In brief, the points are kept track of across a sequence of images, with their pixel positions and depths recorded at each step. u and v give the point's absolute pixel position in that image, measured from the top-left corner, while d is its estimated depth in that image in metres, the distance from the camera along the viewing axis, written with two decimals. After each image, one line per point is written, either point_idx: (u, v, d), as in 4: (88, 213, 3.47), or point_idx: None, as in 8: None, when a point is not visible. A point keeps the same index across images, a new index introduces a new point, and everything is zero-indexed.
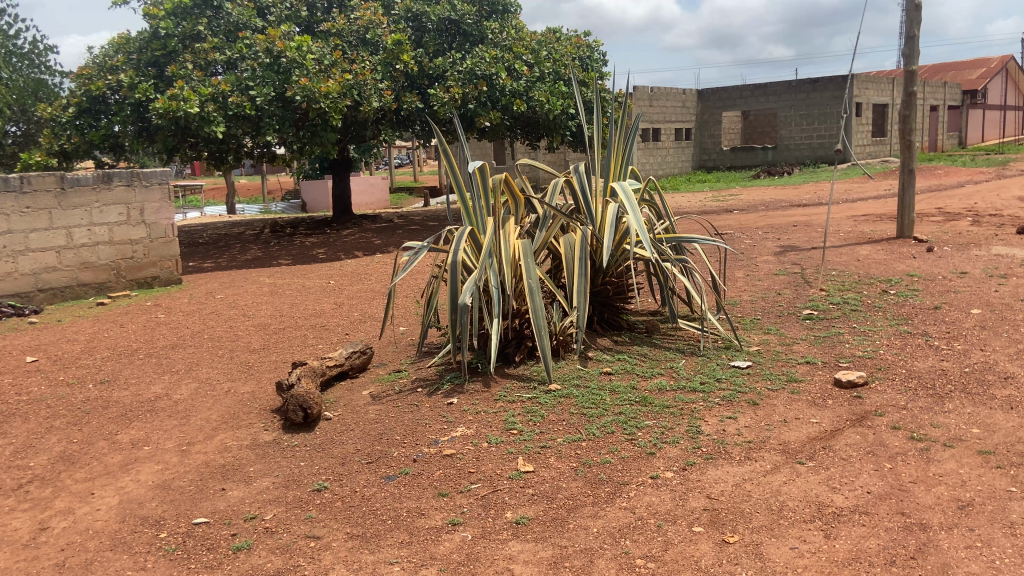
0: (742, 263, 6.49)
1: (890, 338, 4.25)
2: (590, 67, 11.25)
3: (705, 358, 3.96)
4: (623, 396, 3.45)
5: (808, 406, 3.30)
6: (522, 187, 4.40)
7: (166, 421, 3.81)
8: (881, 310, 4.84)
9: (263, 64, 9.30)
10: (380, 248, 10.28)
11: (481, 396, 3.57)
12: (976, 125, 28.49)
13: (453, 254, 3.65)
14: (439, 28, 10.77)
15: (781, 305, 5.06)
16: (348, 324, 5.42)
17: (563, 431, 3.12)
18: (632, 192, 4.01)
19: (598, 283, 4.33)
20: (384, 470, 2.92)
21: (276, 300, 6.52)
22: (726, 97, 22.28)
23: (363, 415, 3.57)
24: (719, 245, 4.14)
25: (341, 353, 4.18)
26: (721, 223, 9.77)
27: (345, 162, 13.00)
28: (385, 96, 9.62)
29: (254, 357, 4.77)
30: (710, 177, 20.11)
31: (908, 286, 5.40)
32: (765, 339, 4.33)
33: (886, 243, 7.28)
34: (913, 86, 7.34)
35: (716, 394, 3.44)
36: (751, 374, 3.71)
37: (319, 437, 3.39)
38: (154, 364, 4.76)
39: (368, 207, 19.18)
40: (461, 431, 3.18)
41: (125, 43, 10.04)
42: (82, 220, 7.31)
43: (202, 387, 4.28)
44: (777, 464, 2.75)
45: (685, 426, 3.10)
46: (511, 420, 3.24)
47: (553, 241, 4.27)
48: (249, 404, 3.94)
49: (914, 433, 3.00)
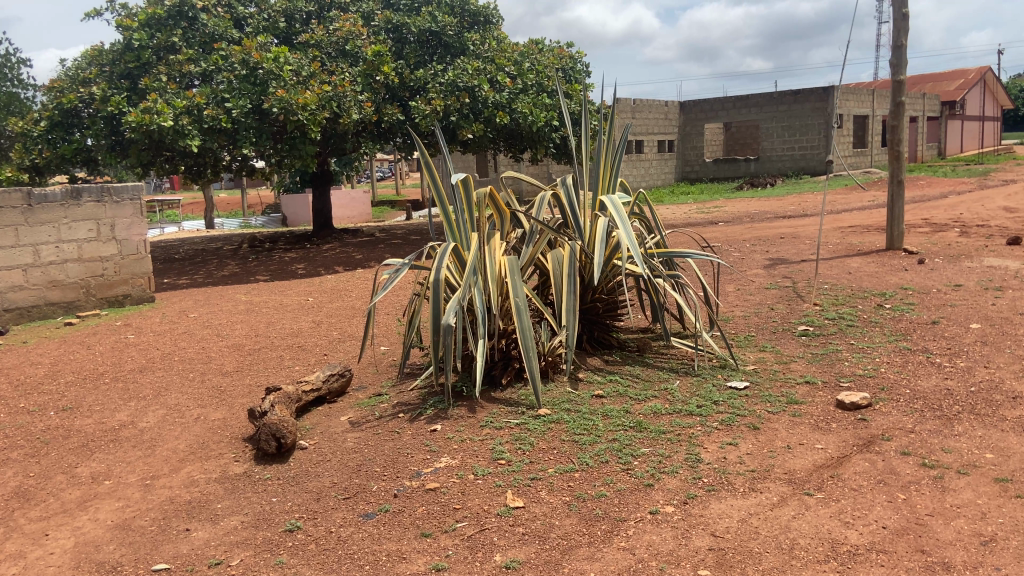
0: (733, 276, 6.34)
1: (890, 355, 4.09)
2: (574, 79, 11.08)
3: (700, 379, 3.78)
4: (616, 421, 3.26)
5: (812, 430, 3.12)
6: (507, 201, 4.23)
7: (130, 452, 3.59)
8: (878, 325, 4.69)
9: (239, 76, 9.16)
10: (362, 263, 10.06)
11: (465, 422, 3.37)
12: (953, 137, 28.76)
13: (435, 272, 3.47)
14: (420, 40, 10.65)
15: (775, 321, 4.90)
16: (326, 345, 5.21)
17: (554, 460, 2.92)
18: (622, 206, 3.84)
19: (588, 300, 4.16)
20: (362, 506, 2.71)
21: (251, 318, 6.29)
22: (709, 109, 22.26)
23: (341, 444, 3.36)
24: (713, 260, 3.96)
25: (318, 376, 3.98)
26: (708, 236, 9.63)
27: (325, 175, 12.84)
28: (365, 108, 9.43)
29: (226, 381, 4.55)
30: (693, 189, 20.06)
31: (903, 300, 5.26)
32: (761, 357, 4.16)
33: (876, 255, 7.17)
34: (901, 96, 7.25)
35: (714, 418, 3.26)
36: (749, 396, 3.53)
37: (293, 469, 3.18)
38: (120, 390, 4.52)
39: (349, 220, 18.98)
40: (445, 462, 2.98)
41: (98, 56, 9.82)
42: (50, 236, 7.07)
43: (170, 414, 4.06)
44: (784, 496, 2.57)
45: (683, 454, 2.92)
46: (498, 449, 3.04)
47: (540, 257, 4.10)
48: (220, 432, 3.72)
49: (925, 459, 2.83)
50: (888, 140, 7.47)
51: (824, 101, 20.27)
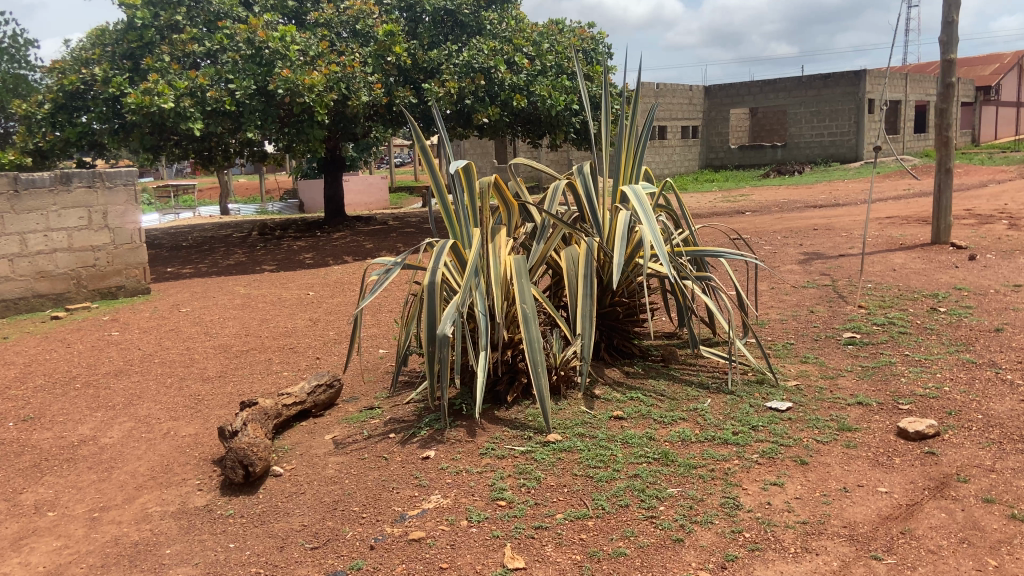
0: (766, 273, 5.83)
1: (953, 369, 3.57)
2: (596, 61, 10.48)
3: (734, 397, 3.29)
4: (638, 451, 2.79)
5: (871, 467, 2.63)
6: (517, 192, 3.77)
7: (83, 475, 3.17)
8: (934, 332, 4.16)
9: (245, 56, 8.62)
10: (372, 253, 9.64)
11: (462, 449, 2.91)
12: (989, 123, 27.77)
13: (430, 274, 3.03)
14: (434, 19, 10.13)
15: (816, 326, 4.38)
16: (320, 347, 4.77)
17: (564, 503, 2.46)
18: (645, 197, 3.36)
19: (606, 303, 3.69)
20: (330, 562, 2.27)
21: (245, 315, 5.87)
22: (734, 93, 21.58)
23: (320, 471, 2.92)
24: (749, 260, 3.45)
25: (302, 388, 3.54)
26: (736, 228, 9.08)
27: (337, 160, 12.41)
28: (375, 89, 8.93)
29: (206, 389, 4.12)
30: (718, 177, 19.45)
31: (959, 302, 4.73)
32: (803, 370, 3.65)
33: (921, 250, 6.61)
34: (951, 77, 6.67)
35: (754, 450, 2.77)
36: (793, 421, 3.03)
37: (262, 503, 2.75)
38: (89, 397, 4.11)
39: (366, 207, 18.59)
40: (435, 501, 2.52)
41: (101, 36, 9.42)
42: (38, 225, 6.69)
43: (138, 428, 3.64)
44: (845, 561, 2.09)
45: (719, 498, 2.43)
46: (499, 486, 2.58)
47: (553, 255, 3.63)
48: (187, 453, 3.29)
49: (1013, 510, 2.33)
50: (935, 125, 6.88)
51: (855, 84, 19.43)
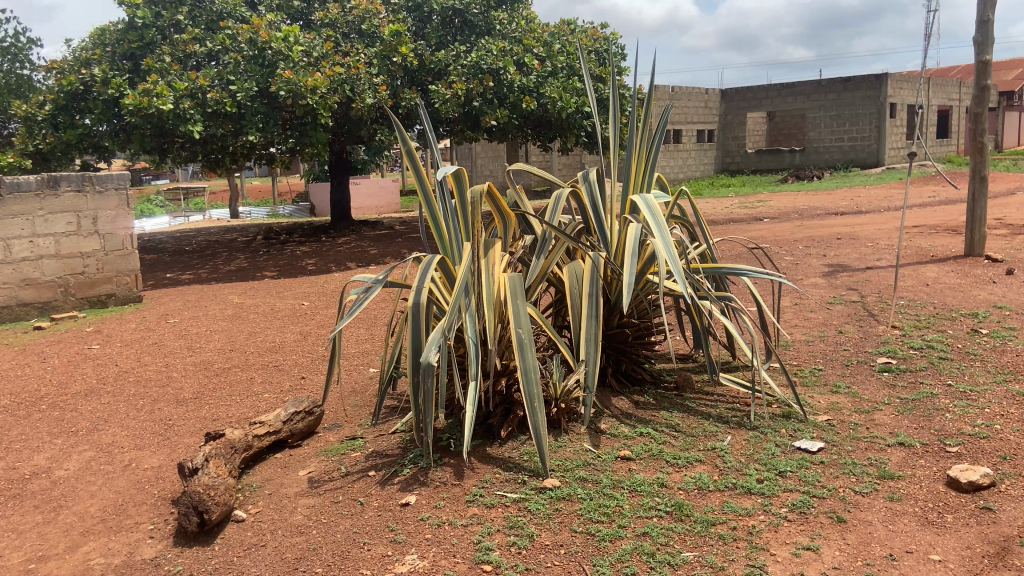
0: (789, 289, 5.43)
1: (1002, 402, 3.18)
2: (609, 62, 10.12)
3: (757, 435, 2.91)
4: (647, 502, 2.42)
5: (919, 527, 2.26)
6: (516, 200, 3.43)
7: (27, 516, 2.83)
8: (978, 358, 3.76)
9: (247, 57, 8.28)
10: (376, 259, 9.32)
11: (446, 495, 2.55)
12: (1014, 128, 27.05)
13: (416, 293, 2.67)
14: (442, 19, 9.81)
15: (847, 350, 3.99)
16: (307, 366, 4.43)
17: (561, 569, 2.10)
18: (657, 207, 3.00)
19: (613, 325, 3.34)
20: None
21: (234, 327, 5.54)
22: (752, 97, 21.15)
23: (287, 517, 2.57)
24: (774, 279, 3.06)
25: (279, 415, 3.19)
26: (755, 236, 8.67)
27: (344, 164, 12.10)
28: (380, 91, 8.56)
29: (179, 412, 3.78)
30: (734, 181, 19.02)
31: (1001, 323, 4.33)
32: (834, 402, 3.27)
33: (954, 263, 6.21)
34: (987, 79, 6.28)
35: (781, 502, 2.41)
36: (826, 465, 2.66)
37: (216, 558, 2.40)
38: (52, 421, 3.78)
39: (375, 211, 18.26)
40: (409, 564, 2.18)
41: (102, 35, 9.11)
42: (23, 230, 6.40)
43: (97, 458, 3.30)
44: None
45: (743, 567, 2.06)
46: (486, 547, 2.22)
47: (555, 270, 3.28)
48: (145, 490, 2.96)
49: None
50: (970, 130, 6.47)
51: (877, 88, 18.93)
